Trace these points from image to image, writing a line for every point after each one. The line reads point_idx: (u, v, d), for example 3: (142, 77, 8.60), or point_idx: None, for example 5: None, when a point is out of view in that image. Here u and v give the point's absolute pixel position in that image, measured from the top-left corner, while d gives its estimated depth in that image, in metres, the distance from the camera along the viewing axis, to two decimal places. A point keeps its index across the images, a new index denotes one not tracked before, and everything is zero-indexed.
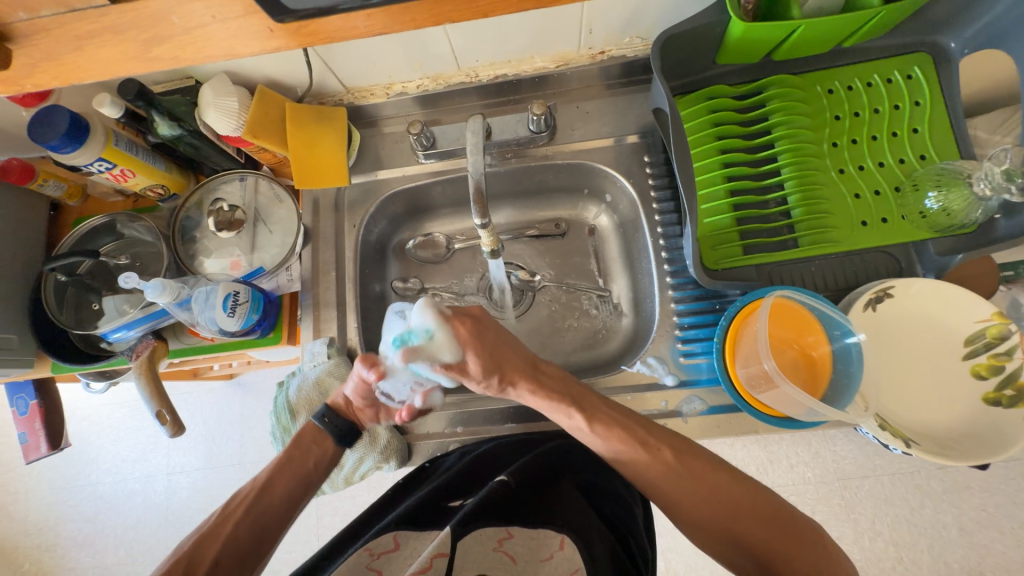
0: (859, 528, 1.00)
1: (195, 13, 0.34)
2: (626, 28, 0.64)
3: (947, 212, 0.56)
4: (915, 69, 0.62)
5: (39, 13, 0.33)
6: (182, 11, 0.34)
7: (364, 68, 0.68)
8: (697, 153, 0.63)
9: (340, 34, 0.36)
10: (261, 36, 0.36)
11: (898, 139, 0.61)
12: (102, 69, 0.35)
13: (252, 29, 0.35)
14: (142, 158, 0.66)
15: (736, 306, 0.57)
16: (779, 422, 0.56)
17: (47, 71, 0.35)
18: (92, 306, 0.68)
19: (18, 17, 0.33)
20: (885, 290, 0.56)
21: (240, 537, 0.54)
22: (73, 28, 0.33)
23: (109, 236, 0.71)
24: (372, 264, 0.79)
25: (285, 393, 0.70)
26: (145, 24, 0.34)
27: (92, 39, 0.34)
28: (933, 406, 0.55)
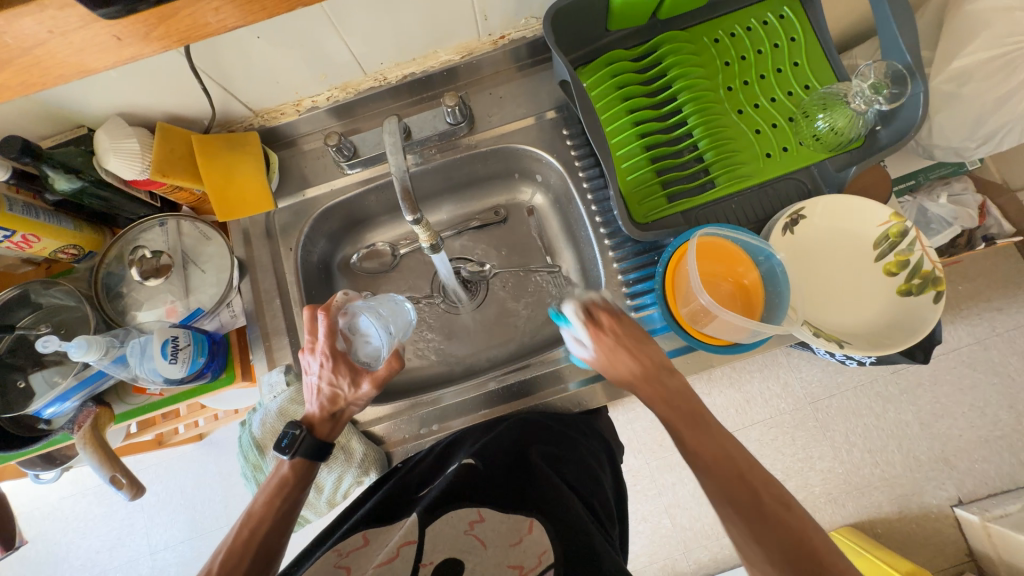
0: (836, 444, 1.07)
1: (28, 30, 0.30)
2: (519, 10, 0.66)
3: (834, 131, 0.62)
4: (785, 8, 0.67)
5: None
6: (12, 29, 0.29)
7: (267, 89, 0.67)
8: (609, 117, 0.66)
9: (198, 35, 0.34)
10: (110, 45, 0.33)
11: (783, 74, 0.66)
12: None
13: (97, 38, 0.32)
14: (45, 219, 0.63)
15: (669, 251, 0.60)
16: (728, 351, 0.59)
17: None
18: (16, 385, 0.62)
19: None
20: (797, 213, 0.61)
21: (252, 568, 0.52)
22: None
23: (26, 309, 0.66)
24: (318, 285, 0.78)
25: (249, 431, 0.67)
26: None
27: None
28: (854, 307, 0.60)
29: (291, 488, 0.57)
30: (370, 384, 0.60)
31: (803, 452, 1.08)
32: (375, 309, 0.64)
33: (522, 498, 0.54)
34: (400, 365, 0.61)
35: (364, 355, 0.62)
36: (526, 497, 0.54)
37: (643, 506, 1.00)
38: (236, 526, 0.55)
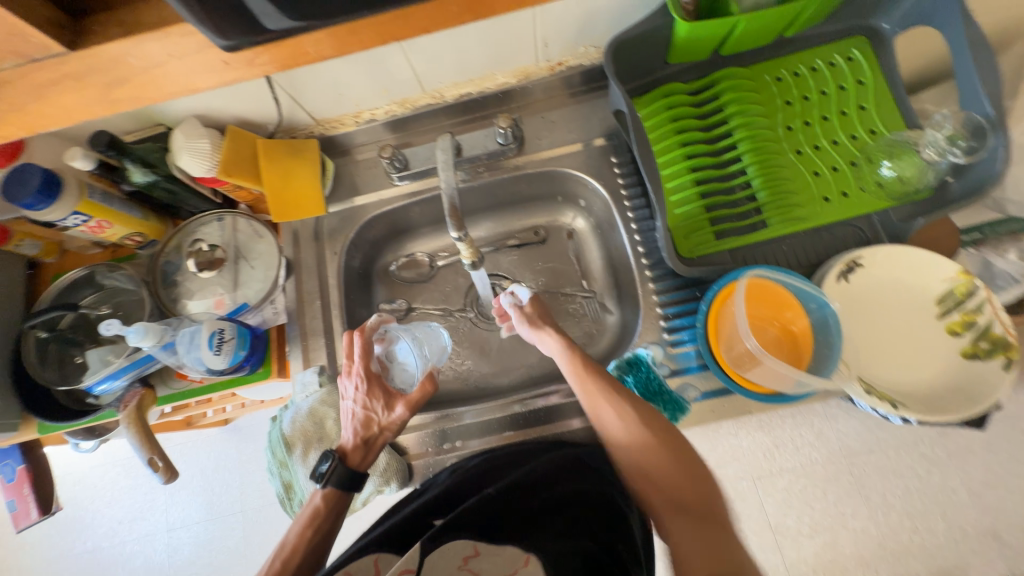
0: (871, 504, 1.00)
1: (150, 52, 0.33)
2: (579, 39, 0.67)
3: (901, 180, 0.60)
4: (855, 51, 0.65)
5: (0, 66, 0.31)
6: (137, 50, 0.33)
7: (332, 101, 0.70)
8: (661, 148, 0.65)
9: (297, 62, 0.37)
10: (215, 68, 0.36)
11: (847, 117, 0.64)
12: (68, 116, 0.35)
13: (206, 62, 0.35)
14: (118, 208, 0.67)
15: (715, 289, 0.58)
16: (770, 399, 0.56)
17: (10, 123, 0.35)
18: (75, 360, 0.67)
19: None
20: (854, 261, 0.58)
21: None
22: (34, 78, 0.32)
23: (89, 289, 0.70)
24: (357, 289, 0.80)
25: (279, 427, 0.68)
26: (105, 67, 0.33)
27: (53, 87, 0.33)
28: (912, 364, 0.56)
29: (319, 521, 0.57)
30: (405, 406, 0.62)
31: (834, 509, 1.01)
32: (410, 333, 0.70)
33: (531, 531, 0.54)
34: (433, 388, 0.63)
35: (400, 380, 0.66)
36: (534, 531, 0.54)
37: (657, 546, 0.96)
38: (268, 562, 0.55)
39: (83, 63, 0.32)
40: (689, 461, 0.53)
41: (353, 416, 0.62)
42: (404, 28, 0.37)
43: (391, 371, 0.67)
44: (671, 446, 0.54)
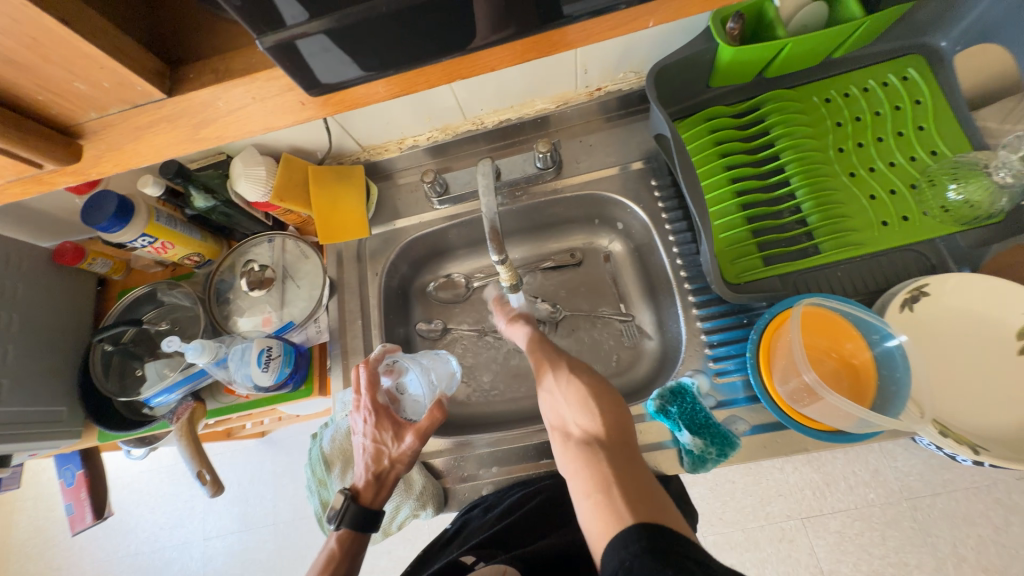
0: (940, 555, 0.91)
1: (237, 96, 0.33)
2: (619, 65, 0.68)
3: (969, 204, 0.55)
4: (911, 70, 0.62)
5: (107, 111, 0.33)
6: (226, 95, 0.33)
7: (378, 128, 0.73)
8: (704, 171, 0.64)
9: (365, 101, 0.35)
10: (293, 109, 0.34)
11: (905, 138, 0.61)
12: (156, 152, 0.35)
13: (284, 104, 0.34)
14: (181, 230, 0.72)
15: (766, 317, 0.56)
16: (831, 437, 0.53)
17: (109, 160, 0.36)
18: (135, 372, 0.71)
19: (89, 116, 0.33)
20: (919, 289, 0.54)
21: None
22: (134, 120, 0.33)
23: (150, 304, 0.75)
24: (395, 310, 0.81)
25: (319, 444, 0.70)
26: (195, 110, 0.33)
27: (151, 128, 0.34)
28: (991, 404, 0.51)
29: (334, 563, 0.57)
30: (414, 436, 0.62)
31: (896, 556, 0.92)
32: (418, 360, 0.70)
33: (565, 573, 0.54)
34: (442, 415, 0.63)
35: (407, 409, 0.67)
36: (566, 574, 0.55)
37: None
38: None
39: (175, 107, 0.33)
40: (618, 424, 0.53)
41: (365, 451, 0.62)
42: (472, 69, 0.34)
43: (402, 403, 0.68)
44: (599, 394, 0.56)
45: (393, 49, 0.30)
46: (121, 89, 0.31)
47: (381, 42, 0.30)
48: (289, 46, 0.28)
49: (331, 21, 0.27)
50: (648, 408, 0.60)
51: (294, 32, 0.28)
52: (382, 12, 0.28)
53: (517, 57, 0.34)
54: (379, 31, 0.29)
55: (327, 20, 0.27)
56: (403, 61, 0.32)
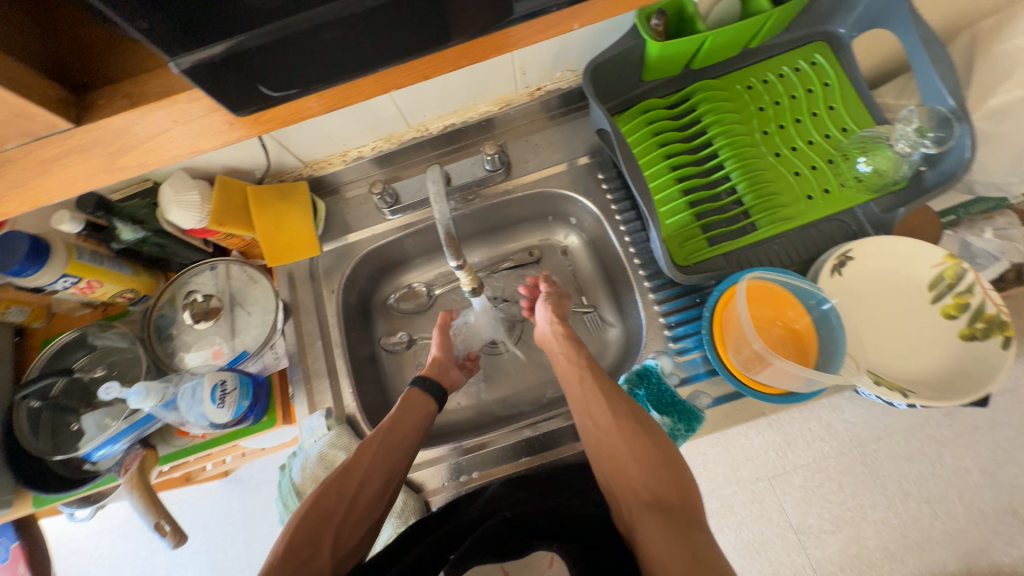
0: (889, 493, 1.00)
1: (157, 121, 0.32)
2: (556, 64, 0.69)
3: (878, 173, 0.62)
4: (817, 55, 0.68)
5: (4, 147, 0.31)
6: (145, 120, 0.32)
7: (318, 142, 0.71)
8: (646, 161, 0.67)
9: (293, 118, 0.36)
10: (221, 130, 0.34)
11: (819, 118, 0.67)
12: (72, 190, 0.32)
13: (213, 125, 0.34)
14: (108, 266, 0.66)
15: (715, 294, 0.59)
16: (783, 400, 0.56)
17: (16, 200, 0.33)
18: (70, 427, 0.64)
19: None
20: (845, 255, 0.59)
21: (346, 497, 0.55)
22: (38, 154, 0.31)
23: (82, 350, 0.68)
24: (357, 327, 0.79)
25: (289, 476, 0.67)
26: (108, 139, 0.32)
27: (59, 162, 0.32)
28: (914, 352, 0.57)
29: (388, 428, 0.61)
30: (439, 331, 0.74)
31: (852, 500, 1.00)
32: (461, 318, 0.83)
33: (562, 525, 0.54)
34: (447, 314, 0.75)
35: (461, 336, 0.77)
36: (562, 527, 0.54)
37: None
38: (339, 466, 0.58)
39: (88, 138, 0.31)
40: (677, 482, 0.52)
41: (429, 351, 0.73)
42: (403, 79, 0.36)
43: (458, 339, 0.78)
44: (655, 446, 0.54)
45: (315, 65, 0.32)
46: (21, 120, 0.29)
47: (300, 60, 0.31)
48: (205, 66, 0.29)
49: (250, 39, 0.29)
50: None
51: (207, 51, 0.28)
52: (302, 29, 0.29)
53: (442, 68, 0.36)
54: None
55: (243, 37, 0.29)
56: (333, 75, 0.33)
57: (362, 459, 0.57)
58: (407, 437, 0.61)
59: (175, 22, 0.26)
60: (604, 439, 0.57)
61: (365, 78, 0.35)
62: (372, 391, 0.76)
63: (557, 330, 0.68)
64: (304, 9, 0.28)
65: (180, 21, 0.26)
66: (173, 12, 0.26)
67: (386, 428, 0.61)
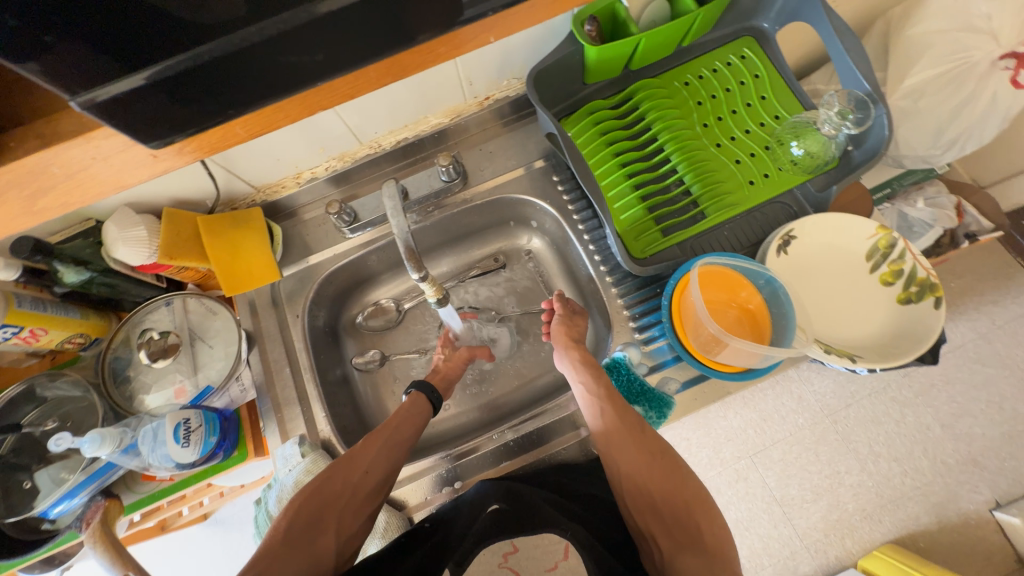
0: (861, 456, 1.05)
1: (74, 158, 0.33)
2: (501, 73, 0.70)
3: (811, 155, 0.66)
4: (746, 49, 0.72)
5: None
6: (59, 159, 0.32)
7: (268, 166, 0.70)
8: (596, 161, 0.69)
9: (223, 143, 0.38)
10: (146, 163, 0.36)
11: (753, 108, 0.71)
12: None
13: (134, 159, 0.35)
14: (53, 311, 0.63)
15: (671, 284, 0.62)
16: (742, 377, 0.59)
17: None
18: (22, 486, 0.61)
19: None
20: (788, 234, 0.63)
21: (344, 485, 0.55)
22: None
23: (30, 405, 0.64)
24: (327, 349, 0.78)
25: (267, 509, 0.65)
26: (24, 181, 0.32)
27: None
28: (858, 319, 0.61)
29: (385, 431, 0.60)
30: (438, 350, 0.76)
31: (829, 468, 1.05)
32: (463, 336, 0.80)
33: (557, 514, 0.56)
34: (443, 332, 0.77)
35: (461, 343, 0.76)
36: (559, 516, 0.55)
37: None
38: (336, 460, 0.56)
39: None
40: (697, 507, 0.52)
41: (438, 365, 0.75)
42: (327, 99, 0.37)
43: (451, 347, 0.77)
44: (676, 472, 0.54)
45: (234, 91, 0.32)
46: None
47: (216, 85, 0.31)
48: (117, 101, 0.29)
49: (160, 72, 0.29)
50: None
51: (113, 90, 0.29)
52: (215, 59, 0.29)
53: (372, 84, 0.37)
54: None
55: (152, 72, 0.29)
56: (259, 96, 0.33)
57: (363, 454, 0.58)
58: (405, 437, 0.61)
59: (84, 64, 0.27)
60: (610, 444, 0.56)
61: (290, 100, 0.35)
62: (347, 413, 0.75)
63: (572, 351, 0.66)
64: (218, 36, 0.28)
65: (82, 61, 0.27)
66: (72, 52, 0.26)
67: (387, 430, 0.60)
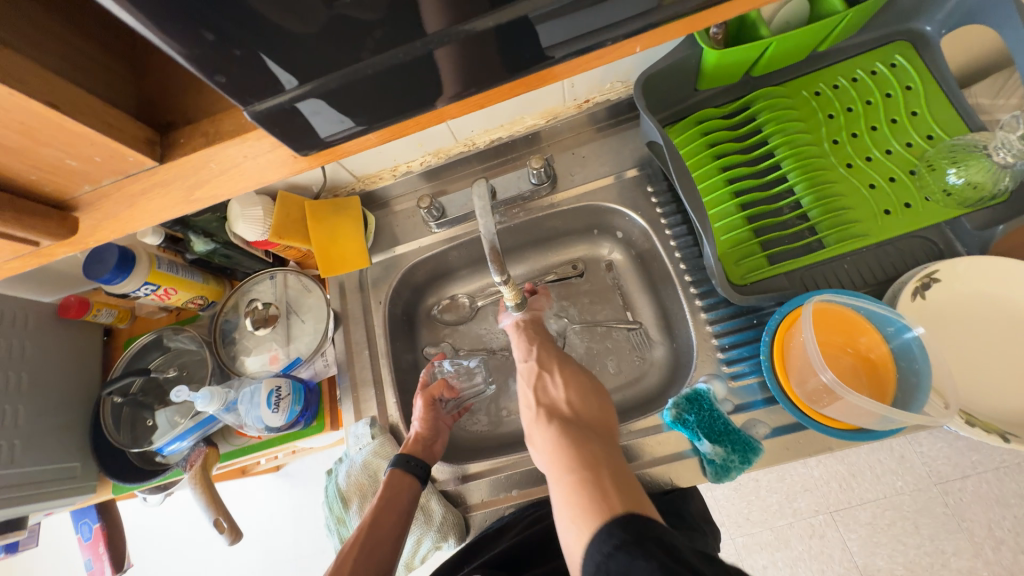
0: (976, 539, 0.88)
1: (229, 154, 0.32)
2: (606, 76, 0.67)
3: (972, 186, 0.54)
4: (897, 56, 0.62)
5: (101, 182, 0.34)
6: (218, 155, 0.32)
7: (371, 158, 0.73)
8: (699, 175, 0.64)
9: None
10: None
11: (900, 125, 0.61)
12: (154, 220, 0.35)
13: None
14: (182, 275, 0.72)
15: (776, 318, 0.55)
16: (853, 436, 0.51)
17: (108, 228, 0.36)
18: (145, 422, 0.70)
19: (84, 188, 0.35)
20: (930, 276, 0.53)
21: None
22: (128, 188, 0.34)
23: (157, 351, 0.74)
24: (402, 337, 0.81)
25: (335, 481, 0.69)
26: (186, 173, 0.33)
27: (144, 195, 0.34)
28: (1011, 387, 0.50)
29: (363, 528, 0.59)
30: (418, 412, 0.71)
31: (932, 545, 0.89)
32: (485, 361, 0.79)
33: None
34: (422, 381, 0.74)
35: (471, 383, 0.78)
36: None
37: None
38: None
39: (168, 173, 0.33)
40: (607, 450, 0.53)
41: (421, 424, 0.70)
42: None
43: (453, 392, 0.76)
44: (604, 419, 0.60)
45: (377, 102, 0.30)
46: (112, 160, 0.32)
47: (370, 102, 0.30)
48: (278, 113, 0.29)
49: (321, 85, 0.28)
50: (665, 417, 0.59)
51: (277, 100, 0.28)
52: (370, 73, 0.28)
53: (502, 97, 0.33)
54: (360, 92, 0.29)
55: (315, 84, 0.28)
56: (394, 112, 0.31)
57: (342, 569, 0.56)
58: (391, 531, 0.59)
59: (247, 78, 0.26)
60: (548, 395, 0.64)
61: (421, 112, 0.32)
62: (415, 401, 0.78)
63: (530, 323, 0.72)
64: (369, 52, 0.27)
65: (252, 73, 0.26)
66: None
67: (368, 529, 0.59)
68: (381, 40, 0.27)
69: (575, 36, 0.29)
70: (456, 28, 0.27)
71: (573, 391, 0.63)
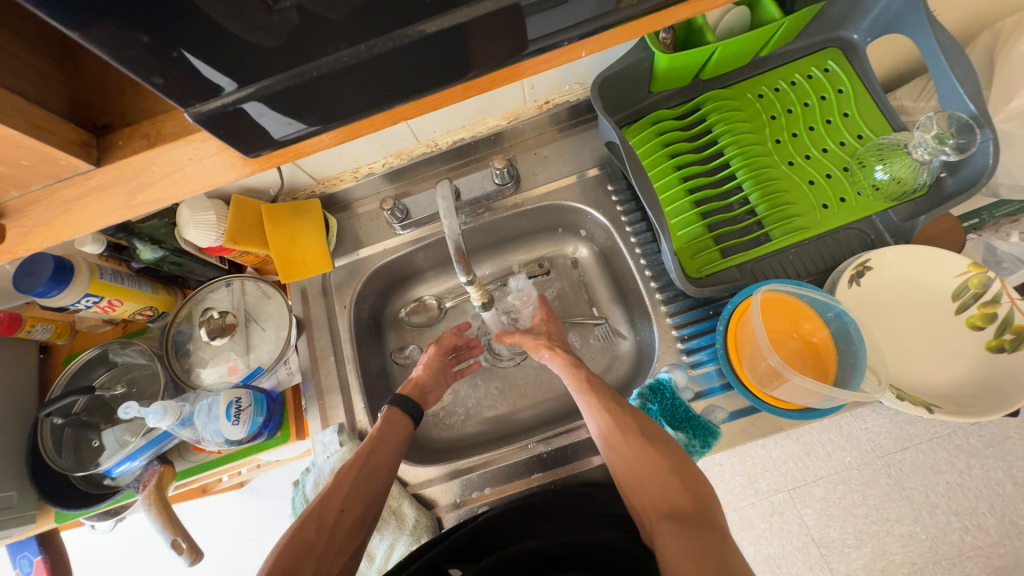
0: (915, 505, 0.96)
1: (173, 156, 0.31)
2: (564, 78, 0.69)
3: (897, 181, 0.60)
4: (830, 62, 0.67)
5: (30, 187, 0.32)
6: (161, 157, 0.31)
7: (330, 161, 0.72)
8: (656, 173, 0.66)
9: None
10: None
11: (834, 125, 0.66)
12: (91, 227, 0.33)
13: None
14: (128, 284, 0.68)
15: (729, 307, 0.59)
16: (801, 416, 0.55)
17: (39, 236, 0.34)
18: (91, 443, 0.66)
19: (10, 194, 0.32)
20: (863, 265, 0.57)
21: (322, 527, 0.54)
22: (61, 194, 0.32)
23: (103, 368, 0.70)
24: (369, 341, 0.79)
25: (303, 492, 0.68)
26: (127, 176, 0.32)
27: (79, 200, 0.32)
28: (933, 363, 0.56)
29: (363, 449, 0.60)
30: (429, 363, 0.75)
31: (877, 513, 0.97)
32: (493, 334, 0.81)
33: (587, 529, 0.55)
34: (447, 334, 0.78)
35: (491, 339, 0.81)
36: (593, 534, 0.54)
37: None
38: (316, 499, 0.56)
39: (106, 176, 0.31)
40: (725, 550, 0.43)
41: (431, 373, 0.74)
42: None
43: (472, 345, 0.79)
44: (684, 470, 0.52)
45: (329, 103, 0.30)
46: (43, 164, 0.30)
47: (323, 102, 0.30)
48: (222, 113, 0.28)
49: (266, 87, 0.27)
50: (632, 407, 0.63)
51: (221, 102, 0.27)
52: (320, 73, 0.27)
53: (454, 98, 0.34)
54: (313, 93, 0.29)
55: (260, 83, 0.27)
56: (346, 112, 0.31)
57: (340, 489, 0.56)
58: (386, 462, 0.60)
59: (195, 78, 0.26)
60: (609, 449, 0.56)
61: (380, 112, 0.32)
62: (384, 406, 0.77)
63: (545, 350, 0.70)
64: (324, 52, 0.27)
65: (191, 76, 0.25)
66: None
67: (368, 454, 0.59)
68: (330, 42, 0.27)
69: (525, 39, 0.29)
70: (407, 29, 0.27)
71: (632, 446, 0.55)
